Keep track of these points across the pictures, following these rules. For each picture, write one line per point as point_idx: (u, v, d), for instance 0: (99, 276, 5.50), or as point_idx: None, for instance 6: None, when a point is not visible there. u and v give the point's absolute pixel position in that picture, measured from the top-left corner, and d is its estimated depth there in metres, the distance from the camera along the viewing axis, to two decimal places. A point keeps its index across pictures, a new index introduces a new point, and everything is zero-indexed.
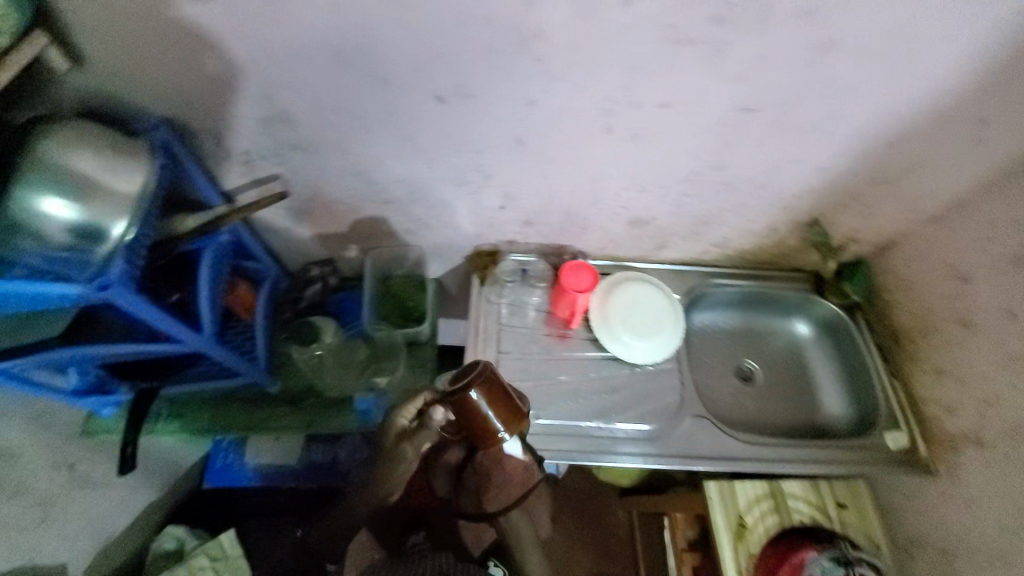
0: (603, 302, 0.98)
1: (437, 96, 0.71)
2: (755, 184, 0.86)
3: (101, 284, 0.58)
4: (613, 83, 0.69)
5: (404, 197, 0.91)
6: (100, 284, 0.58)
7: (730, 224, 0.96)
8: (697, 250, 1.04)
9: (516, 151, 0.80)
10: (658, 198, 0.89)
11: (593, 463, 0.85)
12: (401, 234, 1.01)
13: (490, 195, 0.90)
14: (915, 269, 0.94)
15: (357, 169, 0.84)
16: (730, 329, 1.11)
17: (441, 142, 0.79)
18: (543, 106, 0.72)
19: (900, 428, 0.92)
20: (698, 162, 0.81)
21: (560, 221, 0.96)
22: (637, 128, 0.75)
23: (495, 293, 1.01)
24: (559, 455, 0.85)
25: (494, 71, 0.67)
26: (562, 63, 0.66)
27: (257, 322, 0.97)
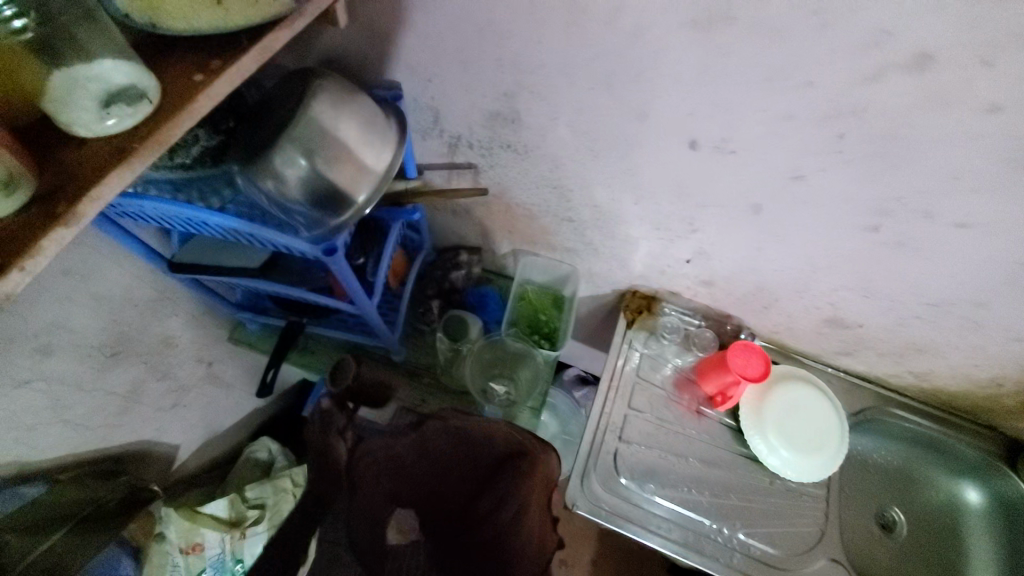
0: (761, 395, 0.88)
1: (691, 142, 0.63)
2: (1009, 335, 0.71)
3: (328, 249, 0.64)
4: (908, 187, 0.57)
5: (590, 220, 0.86)
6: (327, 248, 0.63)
7: (943, 361, 0.81)
8: (883, 370, 0.90)
9: (741, 218, 0.71)
10: (875, 311, 0.77)
11: (704, 569, 0.78)
12: (564, 250, 0.97)
13: (683, 246, 0.82)
14: None
15: (558, 182, 0.80)
16: (886, 466, 0.98)
17: (664, 185, 0.71)
18: (807, 184, 0.62)
19: None
20: (953, 293, 0.68)
21: (744, 293, 0.86)
22: (903, 237, 0.63)
23: (640, 342, 0.95)
24: (670, 546, 0.80)
25: (773, 137, 0.58)
26: (862, 151, 0.56)
27: (405, 293, 0.99)
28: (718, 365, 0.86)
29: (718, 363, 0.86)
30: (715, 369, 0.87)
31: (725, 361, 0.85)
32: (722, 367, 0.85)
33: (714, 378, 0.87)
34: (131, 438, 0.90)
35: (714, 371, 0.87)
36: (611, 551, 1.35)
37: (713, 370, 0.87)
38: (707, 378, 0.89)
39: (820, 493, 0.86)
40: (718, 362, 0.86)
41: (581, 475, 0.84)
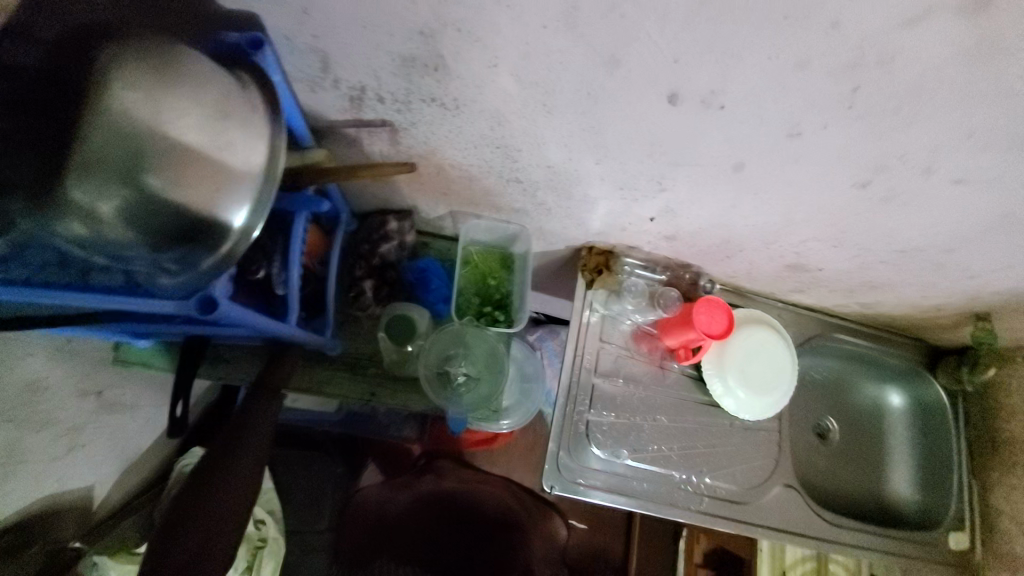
0: (723, 346, 0.87)
1: (670, 95, 0.49)
2: (964, 273, 0.71)
3: (203, 301, 0.53)
4: (918, 144, 0.49)
5: (541, 180, 0.71)
6: (202, 301, 0.53)
7: (893, 294, 0.82)
8: (833, 302, 0.91)
9: (721, 177, 0.61)
10: (842, 258, 0.74)
11: (672, 515, 0.83)
12: (512, 211, 0.82)
13: (649, 205, 0.71)
14: None
15: (503, 141, 0.63)
16: (823, 381, 1.02)
17: (635, 144, 0.58)
18: (803, 143, 0.52)
19: (964, 530, 0.93)
20: (927, 241, 0.65)
21: (709, 246, 0.80)
22: (894, 194, 0.57)
23: (601, 302, 0.88)
24: (641, 503, 0.82)
25: (776, 89, 0.46)
26: (877, 105, 0.46)
27: (329, 281, 0.80)
28: (682, 322, 0.82)
29: (682, 319, 0.82)
30: (678, 326, 0.82)
31: (689, 319, 0.80)
32: (686, 325, 0.81)
33: (677, 334, 0.84)
34: (25, 503, 0.73)
35: (677, 329, 0.83)
36: None
37: (676, 327, 0.83)
38: (670, 333, 0.85)
39: (774, 427, 0.91)
40: (682, 318, 0.82)
41: (556, 455, 0.81)
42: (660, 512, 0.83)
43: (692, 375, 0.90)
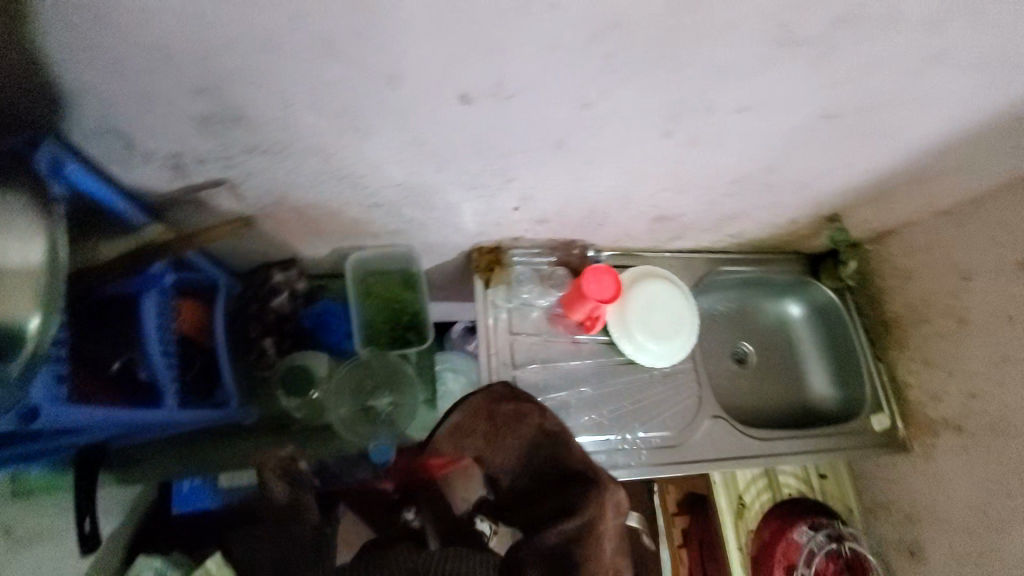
0: (623, 306, 0.92)
1: (461, 96, 0.52)
2: (797, 186, 0.78)
3: (32, 410, 0.54)
4: (693, 86, 0.54)
5: (399, 199, 0.72)
6: (30, 411, 0.54)
7: (754, 219, 0.89)
8: (711, 240, 0.98)
9: (550, 155, 0.64)
10: (694, 199, 0.79)
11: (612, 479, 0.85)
12: (388, 236, 0.83)
13: (507, 196, 0.74)
14: (915, 260, 0.96)
15: (341, 174, 0.64)
16: (727, 312, 1.13)
17: (459, 146, 0.60)
18: (598, 109, 0.56)
19: (884, 411, 1.00)
20: (751, 166, 0.71)
21: (579, 219, 0.84)
22: (700, 133, 0.62)
23: (502, 298, 0.91)
24: None
25: (549, 71, 0.49)
26: (639, 64, 0.50)
27: (219, 347, 0.80)
28: (579, 297, 0.85)
29: (578, 295, 0.85)
30: (577, 302, 0.86)
31: (583, 292, 0.84)
32: (583, 298, 0.85)
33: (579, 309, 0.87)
34: None
35: (577, 305, 0.86)
36: None
37: (576, 303, 0.86)
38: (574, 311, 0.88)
39: (690, 367, 0.96)
40: (578, 294, 0.85)
41: None
42: None
43: (604, 342, 0.93)
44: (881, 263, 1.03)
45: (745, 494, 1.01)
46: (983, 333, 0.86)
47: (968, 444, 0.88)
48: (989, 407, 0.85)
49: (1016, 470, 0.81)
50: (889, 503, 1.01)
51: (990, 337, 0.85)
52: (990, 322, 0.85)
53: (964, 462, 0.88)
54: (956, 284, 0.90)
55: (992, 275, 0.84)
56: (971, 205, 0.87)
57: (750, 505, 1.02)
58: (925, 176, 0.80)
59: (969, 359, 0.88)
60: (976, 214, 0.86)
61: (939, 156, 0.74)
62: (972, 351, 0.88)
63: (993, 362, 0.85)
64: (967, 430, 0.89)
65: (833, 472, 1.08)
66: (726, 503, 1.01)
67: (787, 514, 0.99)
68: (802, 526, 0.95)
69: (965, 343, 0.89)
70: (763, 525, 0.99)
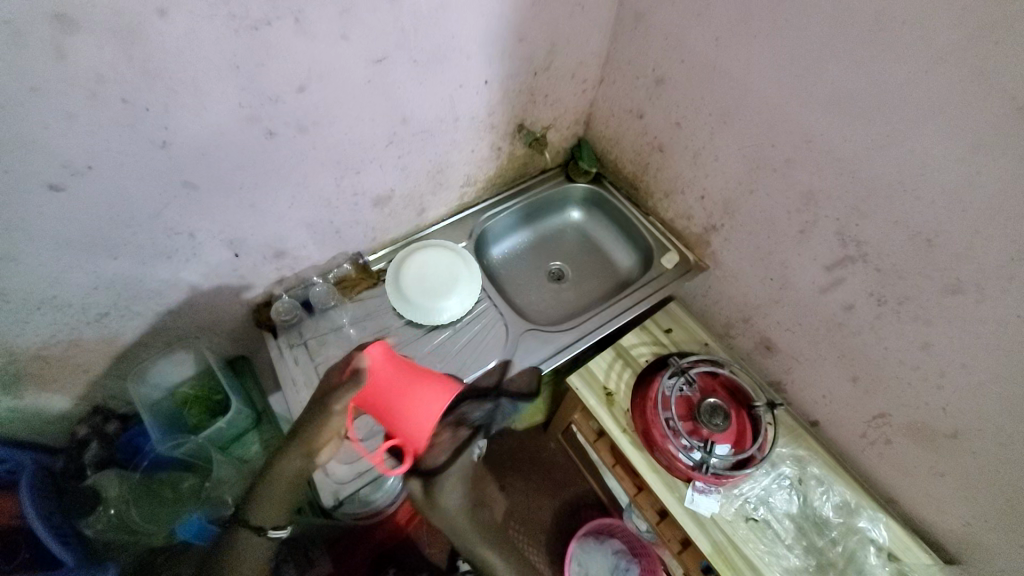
0: (398, 285, 1.00)
1: (50, 185, 0.60)
2: (450, 121, 0.92)
3: None
4: (232, 90, 0.65)
5: (118, 300, 0.78)
6: None
7: (460, 161, 1.02)
8: (456, 196, 1.10)
9: (195, 197, 0.73)
10: (381, 173, 0.91)
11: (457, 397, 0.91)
12: (153, 341, 0.88)
13: (214, 247, 0.81)
14: (611, 126, 1.12)
15: (34, 301, 0.70)
16: (527, 245, 1.24)
17: (107, 230, 0.68)
18: (181, 143, 0.66)
19: (671, 250, 1.12)
20: (383, 125, 0.83)
21: (312, 236, 0.93)
22: (298, 119, 0.73)
23: (294, 336, 0.95)
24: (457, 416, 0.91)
25: (99, 134, 0.59)
26: (159, 95, 0.60)
27: (39, 517, 0.78)
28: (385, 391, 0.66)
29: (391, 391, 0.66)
30: (404, 395, 0.65)
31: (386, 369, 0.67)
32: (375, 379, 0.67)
33: (423, 385, 0.66)
34: None
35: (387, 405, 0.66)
36: (496, 467, 1.45)
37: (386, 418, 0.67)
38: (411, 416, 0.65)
39: (487, 304, 1.05)
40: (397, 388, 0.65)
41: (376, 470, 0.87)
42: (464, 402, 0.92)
43: (401, 323, 0.99)
44: (602, 143, 1.18)
45: (607, 382, 1.07)
46: (673, 145, 1.01)
47: (726, 234, 0.99)
48: (714, 196, 0.98)
49: (755, 228, 0.92)
50: (728, 318, 1.09)
51: (678, 146, 0.99)
52: (671, 136, 1.00)
53: (734, 248, 0.99)
54: (638, 123, 1.06)
55: (647, 104, 1.01)
56: (607, 66, 1.05)
57: (617, 389, 1.06)
58: (545, 62, 0.96)
59: (681, 171, 1.02)
60: (615, 68, 1.04)
61: (528, 45, 0.90)
62: (680, 164, 1.01)
63: (693, 162, 0.98)
64: (719, 224, 1.00)
65: (676, 321, 1.15)
66: (595, 399, 1.06)
67: (647, 379, 1.04)
68: (658, 381, 1.00)
69: (673, 162, 1.03)
70: (632, 400, 1.03)
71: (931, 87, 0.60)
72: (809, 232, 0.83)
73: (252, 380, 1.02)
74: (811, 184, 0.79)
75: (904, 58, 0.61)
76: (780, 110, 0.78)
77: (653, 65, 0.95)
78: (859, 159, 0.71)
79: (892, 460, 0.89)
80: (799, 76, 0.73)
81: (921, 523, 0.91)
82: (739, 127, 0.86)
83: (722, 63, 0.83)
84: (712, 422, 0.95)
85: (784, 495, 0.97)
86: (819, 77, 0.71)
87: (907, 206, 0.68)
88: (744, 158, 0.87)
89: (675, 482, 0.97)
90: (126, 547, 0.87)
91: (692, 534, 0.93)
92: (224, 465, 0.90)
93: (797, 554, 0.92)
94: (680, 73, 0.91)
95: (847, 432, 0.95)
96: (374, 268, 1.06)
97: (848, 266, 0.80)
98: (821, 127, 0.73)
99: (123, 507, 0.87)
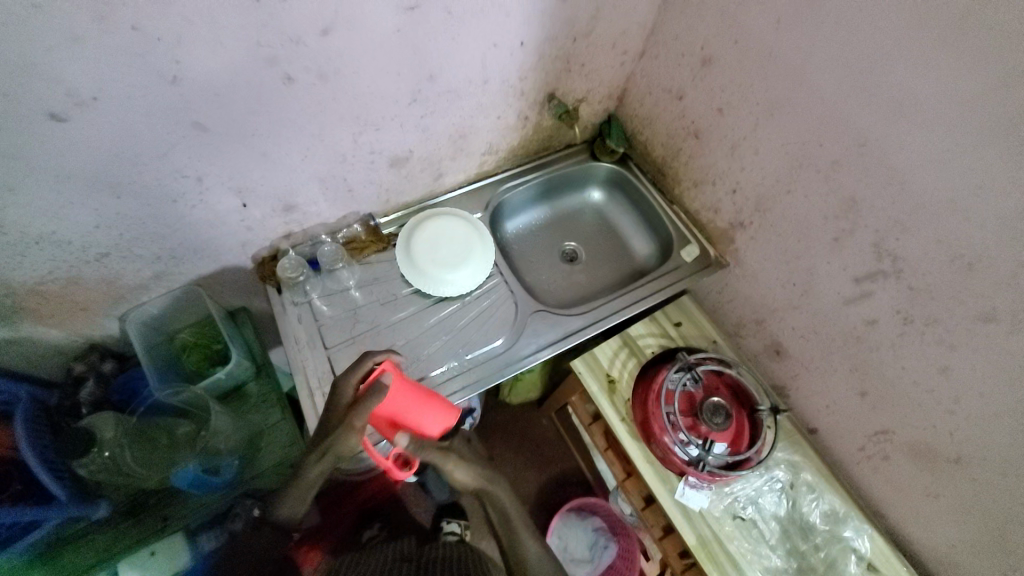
0: (409, 252, 0.97)
1: (52, 114, 0.56)
2: (479, 83, 0.86)
3: None
4: (252, 25, 0.59)
5: (120, 242, 0.75)
6: None
7: (485, 127, 0.97)
8: (476, 163, 1.05)
9: (206, 140, 0.68)
10: (402, 132, 0.86)
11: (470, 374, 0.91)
12: (156, 284, 0.86)
13: (222, 194, 0.78)
14: (647, 104, 1.06)
15: (33, 235, 0.67)
16: (542, 222, 1.20)
17: (111, 167, 0.65)
18: (194, 79, 0.61)
19: (691, 242, 1.09)
20: (408, 80, 0.78)
21: (323, 192, 0.88)
22: (320, 65, 0.68)
23: (298, 294, 0.93)
24: (462, 392, 0.90)
25: (106, 62, 0.54)
26: (174, 25, 0.55)
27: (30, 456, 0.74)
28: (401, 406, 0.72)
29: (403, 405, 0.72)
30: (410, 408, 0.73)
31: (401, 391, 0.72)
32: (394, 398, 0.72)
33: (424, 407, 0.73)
34: None
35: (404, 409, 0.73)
36: (487, 437, 1.46)
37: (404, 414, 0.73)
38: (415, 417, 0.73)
39: (498, 279, 1.02)
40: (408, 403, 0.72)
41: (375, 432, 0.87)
42: (472, 377, 0.91)
43: (408, 292, 0.97)
44: (633, 122, 1.12)
45: (611, 369, 1.06)
46: (710, 132, 0.96)
47: (752, 232, 0.96)
48: (746, 191, 0.93)
49: (784, 229, 0.89)
50: (741, 317, 1.07)
51: (716, 134, 0.94)
52: (710, 122, 0.95)
53: (758, 248, 0.96)
54: (675, 104, 1.00)
55: (689, 85, 0.95)
56: (650, 39, 0.98)
57: (619, 377, 1.05)
58: (587, 28, 0.89)
59: (716, 161, 0.97)
60: (659, 41, 0.97)
61: (572, 8, 0.83)
62: (715, 153, 0.97)
63: (729, 152, 0.93)
64: (747, 222, 0.97)
65: (687, 315, 1.12)
66: (596, 385, 1.05)
67: (652, 370, 1.02)
68: (663, 373, 0.98)
69: (708, 149, 0.98)
70: (634, 391, 1.02)
71: (1008, 101, 0.55)
72: (843, 240, 0.79)
73: (252, 332, 1.01)
74: (854, 190, 0.75)
75: (985, 64, 0.56)
76: (834, 107, 0.73)
77: (702, 43, 0.89)
78: (911, 169, 0.66)
79: (888, 476, 0.89)
80: (862, 73, 0.68)
81: (903, 538, 0.92)
82: (787, 121, 0.80)
83: (779, 49, 0.77)
84: (712, 421, 0.94)
85: (774, 497, 0.98)
86: (882, 78, 0.65)
87: (954, 224, 0.64)
88: (787, 155, 0.83)
89: (667, 474, 0.98)
90: (120, 487, 0.87)
91: (679, 525, 0.94)
92: (221, 415, 0.91)
93: (779, 555, 0.94)
94: (730, 55, 0.85)
95: (845, 445, 0.95)
96: (385, 232, 1.02)
97: (879, 280, 0.76)
98: (876, 130, 0.68)
99: (112, 451, 0.85)
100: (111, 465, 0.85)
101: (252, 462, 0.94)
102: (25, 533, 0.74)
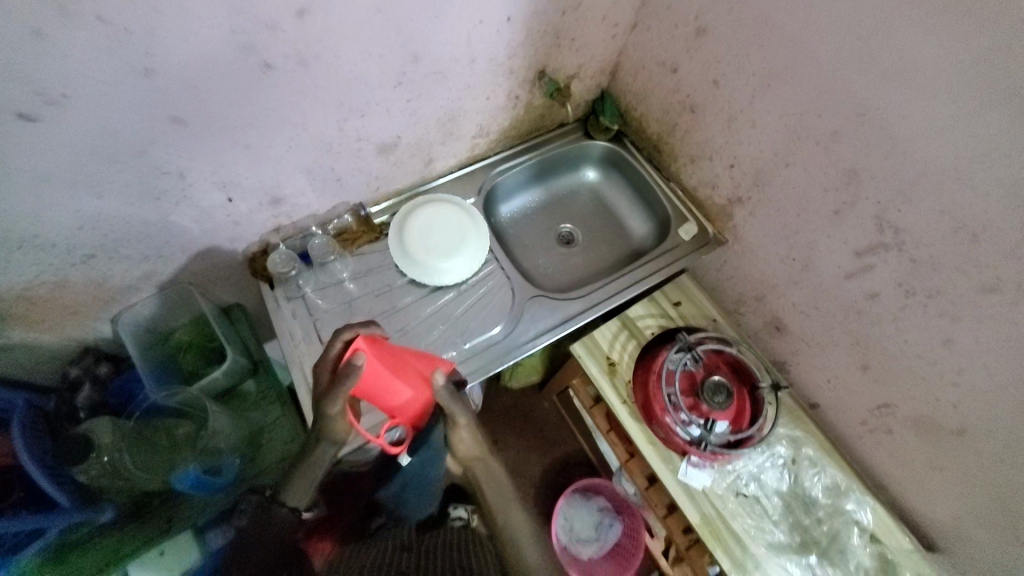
0: (402, 241, 0.95)
1: (20, 114, 0.53)
2: (465, 62, 0.83)
3: None
4: (222, 11, 0.56)
5: (105, 243, 0.73)
6: None
7: (474, 109, 0.94)
8: (466, 147, 1.03)
9: (184, 134, 0.66)
10: (388, 118, 0.83)
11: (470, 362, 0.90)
12: (145, 283, 0.84)
13: (206, 190, 0.75)
14: (640, 79, 1.03)
15: (14, 240, 0.65)
16: (537, 204, 1.18)
17: (88, 166, 0.62)
18: (167, 70, 0.58)
19: (689, 220, 1.07)
20: (391, 63, 0.75)
21: (310, 182, 0.86)
22: (298, 50, 0.65)
23: (292, 289, 0.91)
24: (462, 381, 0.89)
25: (72, 56, 0.52)
26: (140, 14, 0.52)
27: (31, 464, 0.72)
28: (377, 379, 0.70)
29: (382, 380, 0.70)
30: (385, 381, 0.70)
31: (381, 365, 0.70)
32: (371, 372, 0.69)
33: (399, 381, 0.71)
34: None
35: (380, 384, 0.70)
36: (489, 422, 1.47)
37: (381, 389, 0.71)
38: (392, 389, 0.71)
39: (494, 265, 1.01)
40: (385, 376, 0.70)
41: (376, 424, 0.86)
42: (472, 365, 0.91)
43: (403, 282, 0.95)
44: (627, 98, 1.09)
45: (611, 352, 1.05)
46: (706, 106, 0.93)
47: (750, 208, 0.94)
48: (744, 166, 0.91)
49: (783, 204, 0.87)
50: (741, 294, 1.06)
51: (713, 108, 0.91)
52: (705, 95, 0.92)
53: (756, 224, 0.94)
54: (670, 78, 0.97)
55: (683, 56, 0.92)
56: (642, 10, 0.94)
57: (619, 359, 1.05)
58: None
59: (713, 136, 0.94)
60: (651, 11, 0.93)
61: None
62: (712, 127, 0.94)
63: (726, 126, 0.91)
64: (745, 197, 0.95)
65: (686, 295, 1.11)
66: (596, 368, 1.04)
67: (652, 351, 1.01)
68: (663, 354, 0.98)
69: (705, 123, 0.95)
70: (634, 372, 1.02)
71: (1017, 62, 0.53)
72: (844, 213, 0.77)
73: (247, 329, 1.00)
74: (856, 162, 0.73)
75: (992, 24, 0.53)
76: (835, 75, 0.70)
77: (696, 11, 0.85)
78: (914, 138, 0.64)
79: (889, 448, 0.90)
80: (863, 38, 0.65)
81: (905, 507, 0.93)
82: (785, 91, 0.78)
83: (776, 16, 0.74)
84: (714, 400, 0.94)
85: (776, 472, 0.98)
86: (883, 43, 0.63)
87: (959, 194, 0.63)
88: (785, 127, 0.80)
89: (669, 454, 0.98)
90: (122, 490, 0.85)
91: (682, 503, 0.95)
92: (220, 415, 0.90)
93: (782, 529, 0.95)
94: (725, 24, 0.82)
95: (847, 418, 0.95)
96: (377, 221, 1.00)
97: (881, 253, 0.75)
98: (877, 98, 0.66)
99: (111, 455, 0.83)
100: (112, 469, 0.83)
101: (252, 459, 0.95)
102: (29, 541, 0.72)
